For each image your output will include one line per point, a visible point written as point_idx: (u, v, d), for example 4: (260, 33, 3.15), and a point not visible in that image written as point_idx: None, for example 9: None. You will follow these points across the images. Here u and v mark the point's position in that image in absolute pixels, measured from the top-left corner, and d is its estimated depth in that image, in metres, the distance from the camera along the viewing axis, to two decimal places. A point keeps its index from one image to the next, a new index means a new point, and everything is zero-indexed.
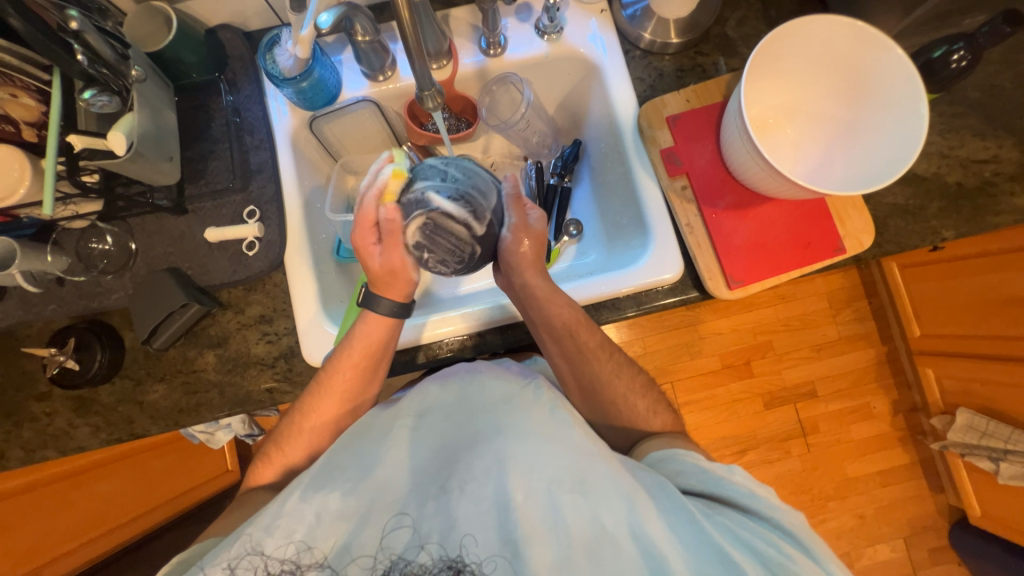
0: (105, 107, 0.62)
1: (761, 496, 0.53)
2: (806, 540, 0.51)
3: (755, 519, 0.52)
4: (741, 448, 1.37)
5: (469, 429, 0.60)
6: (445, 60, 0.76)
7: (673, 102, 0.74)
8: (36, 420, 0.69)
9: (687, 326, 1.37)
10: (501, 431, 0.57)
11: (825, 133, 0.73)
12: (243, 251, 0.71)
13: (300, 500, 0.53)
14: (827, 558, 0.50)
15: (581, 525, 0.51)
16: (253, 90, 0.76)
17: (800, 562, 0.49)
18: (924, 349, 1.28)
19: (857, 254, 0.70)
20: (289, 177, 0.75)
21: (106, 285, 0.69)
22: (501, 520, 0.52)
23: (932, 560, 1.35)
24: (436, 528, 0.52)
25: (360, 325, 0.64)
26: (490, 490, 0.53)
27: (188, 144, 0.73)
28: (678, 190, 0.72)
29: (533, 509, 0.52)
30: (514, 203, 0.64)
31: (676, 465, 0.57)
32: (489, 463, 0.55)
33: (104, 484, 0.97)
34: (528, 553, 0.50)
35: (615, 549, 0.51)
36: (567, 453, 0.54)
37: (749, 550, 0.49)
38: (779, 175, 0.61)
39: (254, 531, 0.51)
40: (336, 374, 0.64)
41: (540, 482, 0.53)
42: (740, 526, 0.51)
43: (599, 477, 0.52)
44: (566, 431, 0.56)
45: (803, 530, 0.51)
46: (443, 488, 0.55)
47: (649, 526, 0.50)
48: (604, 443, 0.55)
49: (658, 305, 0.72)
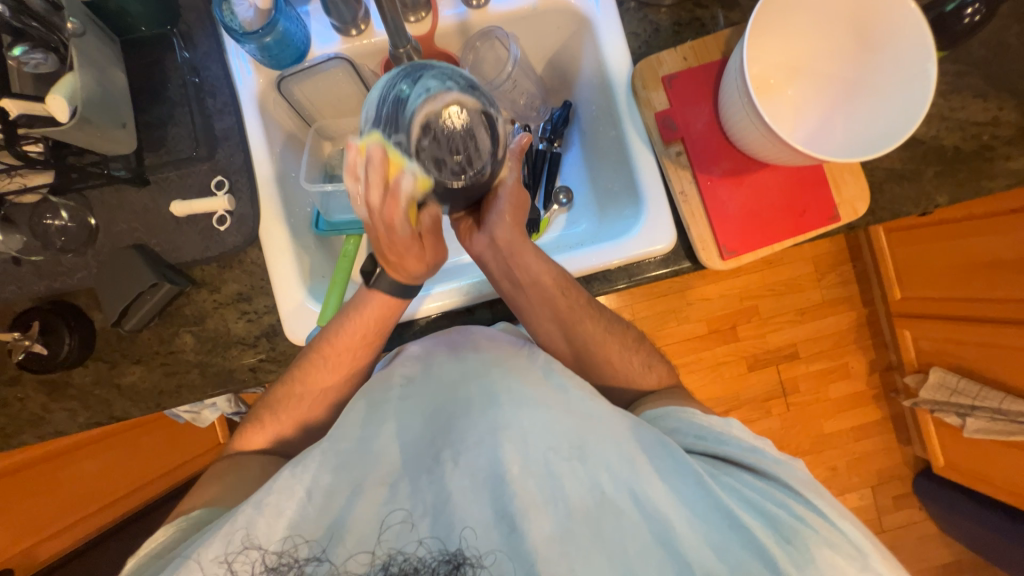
0: (40, 67, 0.57)
1: (762, 450, 0.57)
2: (813, 501, 0.51)
3: (761, 479, 0.54)
4: (726, 409, 1.42)
5: (461, 397, 0.59)
6: (424, 12, 0.71)
7: (669, 60, 0.70)
8: (8, 406, 0.67)
9: (675, 293, 1.37)
10: (496, 399, 0.56)
11: (828, 91, 0.70)
12: (214, 226, 0.67)
13: (291, 476, 0.53)
14: (838, 516, 0.50)
15: (581, 495, 0.51)
16: (211, 47, 0.70)
17: (808, 519, 0.50)
18: (903, 312, 1.31)
19: (851, 222, 0.69)
20: (259, 143, 0.69)
21: (68, 264, 0.65)
22: (496, 494, 0.51)
23: (896, 505, 1.45)
24: (430, 505, 0.51)
25: (366, 296, 0.64)
26: (484, 461, 0.52)
27: (145, 109, 0.67)
28: (673, 156, 0.69)
29: (530, 480, 0.51)
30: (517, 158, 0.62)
31: (673, 422, 0.61)
32: (483, 433, 0.54)
33: (78, 468, 0.95)
34: (525, 527, 0.49)
35: (617, 515, 0.50)
36: (562, 421, 0.54)
37: (753, 509, 0.51)
38: (778, 140, 0.58)
39: (246, 509, 0.51)
40: (324, 357, 0.64)
41: (537, 450, 0.53)
42: (743, 486, 0.53)
43: (595, 440, 0.53)
44: (563, 393, 0.57)
45: (807, 487, 0.54)
46: (436, 460, 0.54)
47: (651, 491, 0.51)
48: (601, 402, 0.57)
49: (650, 276, 0.70)
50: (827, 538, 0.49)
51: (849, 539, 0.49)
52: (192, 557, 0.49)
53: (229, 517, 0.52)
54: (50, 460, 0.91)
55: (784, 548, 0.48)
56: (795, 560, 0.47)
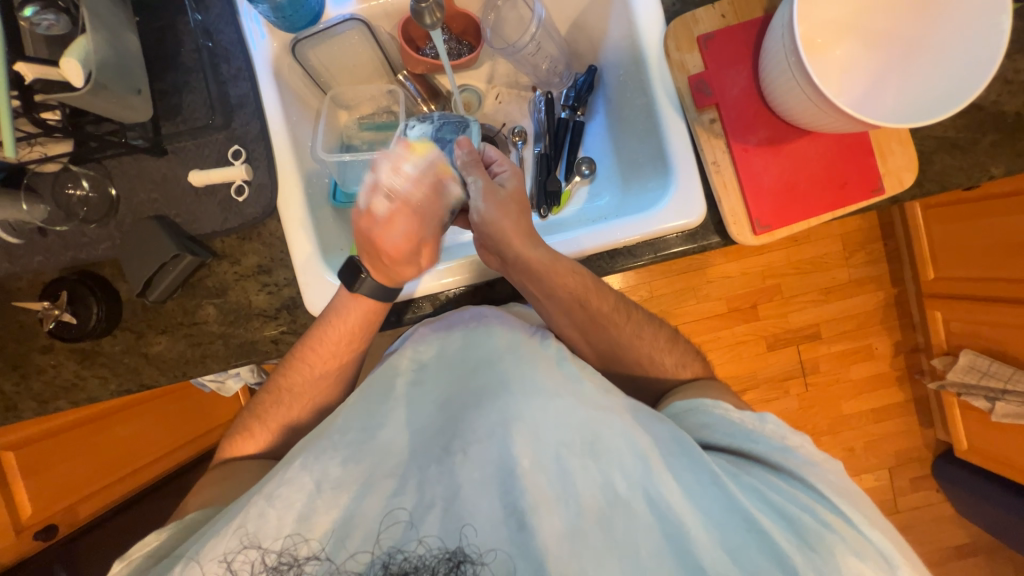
0: (52, 28, 0.55)
1: (793, 450, 0.55)
2: (842, 505, 0.50)
3: (787, 479, 0.53)
4: (743, 387, 1.39)
5: (474, 386, 0.59)
6: None
7: (705, 18, 0.65)
8: (43, 372, 0.68)
9: (695, 270, 1.33)
10: (509, 389, 0.56)
11: (880, 50, 0.64)
12: (232, 197, 0.66)
13: (301, 467, 0.53)
14: (868, 524, 0.49)
15: (592, 493, 0.50)
16: (224, 9, 0.67)
17: (833, 525, 0.49)
18: (936, 292, 1.26)
19: (896, 194, 0.64)
20: (273, 111, 0.67)
21: (91, 235, 0.65)
22: (505, 487, 0.50)
23: (912, 486, 1.42)
24: (439, 496, 0.50)
25: (343, 299, 0.63)
26: (494, 454, 0.52)
27: (159, 75, 0.66)
28: (706, 124, 0.65)
29: (541, 475, 0.51)
30: (475, 167, 0.63)
31: (704, 418, 0.60)
32: (494, 424, 0.54)
33: (112, 432, 0.99)
34: (535, 522, 0.48)
35: (629, 515, 0.50)
36: (576, 412, 0.54)
37: (773, 510, 0.50)
38: (826, 105, 0.54)
39: (256, 501, 0.50)
40: (325, 341, 0.65)
41: (548, 445, 0.52)
42: (765, 486, 0.52)
43: (609, 436, 0.53)
44: (576, 385, 0.57)
45: (836, 489, 0.52)
46: (446, 450, 0.53)
47: (665, 490, 0.51)
48: (613, 397, 0.57)
49: (676, 252, 0.67)
50: (851, 545, 0.48)
51: (875, 547, 0.48)
52: (192, 560, 0.49)
53: (235, 513, 0.51)
54: (84, 425, 0.95)
55: (806, 554, 0.47)
56: (817, 566, 0.46)
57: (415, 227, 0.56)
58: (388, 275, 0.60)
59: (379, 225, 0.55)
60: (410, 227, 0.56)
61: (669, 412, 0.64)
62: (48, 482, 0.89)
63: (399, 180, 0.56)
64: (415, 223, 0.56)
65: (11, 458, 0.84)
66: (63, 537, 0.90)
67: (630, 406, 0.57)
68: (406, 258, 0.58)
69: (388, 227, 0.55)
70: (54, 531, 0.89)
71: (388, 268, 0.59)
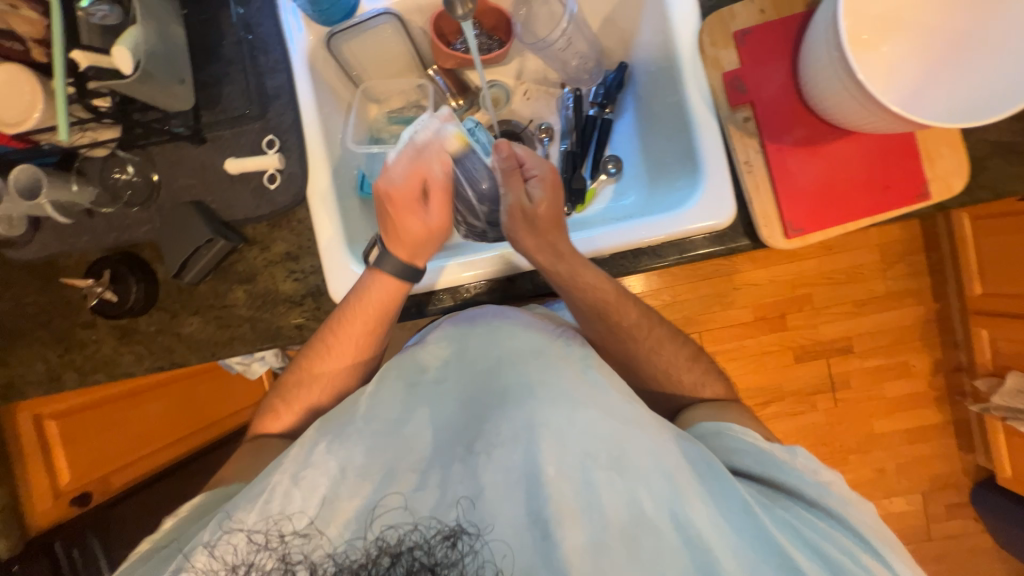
0: (106, 19, 0.57)
1: (826, 488, 0.54)
2: (881, 550, 0.49)
3: (823, 517, 0.51)
4: (768, 399, 1.34)
5: (500, 388, 0.58)
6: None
7: (743, 13, 0.63)
8: (84, 346, 0.72)
9: (723, 276, 1.29)
10: (536, 394, 0.55)
11: (930, 48, 0.61)
12: (264, 185, 0.68)
13: (325, 451, 0.54)
14: (903, 570, 0.48)
15: (617, 506, 0.49)
16: (264, 2, 0.70)
17: (870, 569, 0.47)
18: (985, 309, 1.19)
19: (943, 201, 0.61)
20: (307, 101, 0.69)
21: (133, 218, 0.68)
22: (529, 493, 0.50)
23: (949, 514, 1.34)
24: (461, 496, 0.50)
25: (368, 279, 0.64)
26: (519, 459, 0.51)
27: (201, 66, 0.68)
28: (739, 122, 0.63)
29: (566, 484, 0.50)
30: (508, 177, 0.62)
31: (732, 443, 0.59)
32: (519, 429, 0.53)
33: (143, 408, 1.03)
34: (558, 533, 0.48)
35: (655, 535, 0.48)
36: (606, 424, 0.53)
37: (811, 551, 0.48)
38: (870, 103, 0.52)
39: (281, 481, 0.52)
40: (346, 328, 0.66)
41: (574, 454, 0.51)
42: (802, 524, 0.50)
43: (638, 453, 0.51)
44: (605, 396, 0.55)
45: (874, 534, 0.50)
46: (469, 450, 0.53)
47: (694, 514, 0.49)
48: (645, 413, 0.55)
49: (703, 253, 0.65)
50: None
51: None
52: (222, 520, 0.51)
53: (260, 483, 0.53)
54: (117, 400, 1.00)
55: None
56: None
57: (419, 168, 0.61)
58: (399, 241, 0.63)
59: (388, 167, 0.62)
60: (410, 167, 0.61)
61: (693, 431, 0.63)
62: (80, 452, 0.96)
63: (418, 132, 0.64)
64: (416, 165, 0.61)
65: (51, 425, 0.92)
66: (96, 505, 0.99)
67: (662, 423, 0.56)
68: (406, 206, 0.62)
69: (395, 168, 0.62)
70: (88, 497, 0.97)
71: (394, 226, 0.63)
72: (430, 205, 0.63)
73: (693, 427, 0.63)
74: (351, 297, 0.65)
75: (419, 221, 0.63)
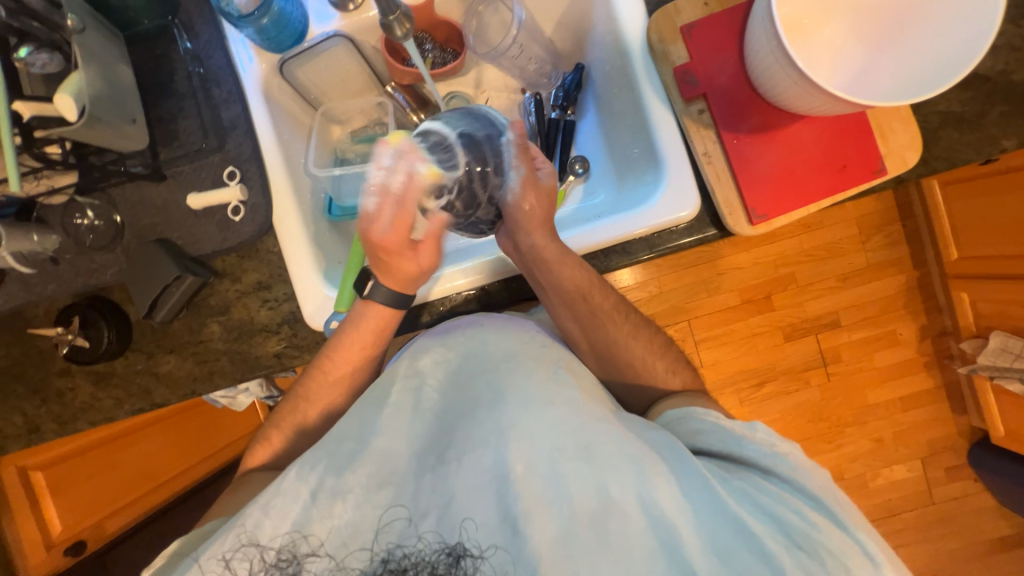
0: (46, 66, 0.59)
1: (782, 456, 0.54)
2: (831, 507, 0.49)
3: (775, 482, 0.52)
4: (760, 381, 1.35)
5: (470, 396, 0.59)
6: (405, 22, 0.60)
7: (688, 7, 0.64)
8: (62, 395, 0.71)
9: (704, 263, 1.30)
10: (504, 398, 0.56)
11: (870, 26, 0.62)
12: (229, 217, 0.68)
13: (297, 478, 0.53)
14: (856, 526, 0.48)
15: (585, 496, 0.50)
16: (212, 35, 0.70)
17: (822, 529, 0.48)
18: (961, 273, 1.21)
19: (900, 175, 0.62)
20: (265, 129, 0.69)
21: (100, 261, 0.68)
22: (500, 493, 0.50)
23: (948, 477, 1.36)
24: (434, 505, 0.51)
25: (361, 308, 0.64)
26: (489, 461, 0.52)
27: (155, 103, 0.68)
28: (694, 115, 0.64)
29: (534, 480, 0.51)
30: (522, 153, 0.62)
31: (697, 423, 0.58)
32: (488, 432, 0.54)
33: (135, 449, 1.02)
34: (528, 529, 0.49)
35: (624, 518, 0.49)
36: (570, 418, 0.53)
37: (764, 515, 0.49)
38: (815, 88, 0.53)
39: (252, 512, 0.51)
40: (341, 354, 0.66)
41: (541, 450, 0.52)
42: (757, 492, 0.50)
43: (604, 443, 0.52)
44: (569, 392, 0.56)
45: (828, 493, 0.51)
46: (441, 459, 0.54)
47: (659, 494, 0.50)
48: (606, 409, 0.56)
49: (674, 246, 0.65)
50: (840, 548, 0.47)
51: (861, 549, 0.47)
52: (196, 559, 0.50)
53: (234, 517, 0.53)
54: (107, 444, 0.98)
55: (794, 554, 0.47)
56: (805, 566, 0.46)
57: (403, 219, 0.56)
58: (392, 276, 0.61)
59: (371, 223, 0.56)
60: (397, 218, 0.56)
61: (662, 421, 0.62)
62: (72, 502, 0.95)
63: (384, 176, 0.55)
64: (402, 214, 0.56)
65: (38, 476, 0.92)
66: (92, 549, 0.99)
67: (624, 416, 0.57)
68: (401, 253, 0.59)
69: (375, 217, 0.56)
70: (81, 546, 0.97)
71: (388, 266, 0.60)
72: (420, 245, 0.60)
73: (661, 416, 0.63)
74: (344, 324, 0.65)
75: (416, 258, 0.61)
